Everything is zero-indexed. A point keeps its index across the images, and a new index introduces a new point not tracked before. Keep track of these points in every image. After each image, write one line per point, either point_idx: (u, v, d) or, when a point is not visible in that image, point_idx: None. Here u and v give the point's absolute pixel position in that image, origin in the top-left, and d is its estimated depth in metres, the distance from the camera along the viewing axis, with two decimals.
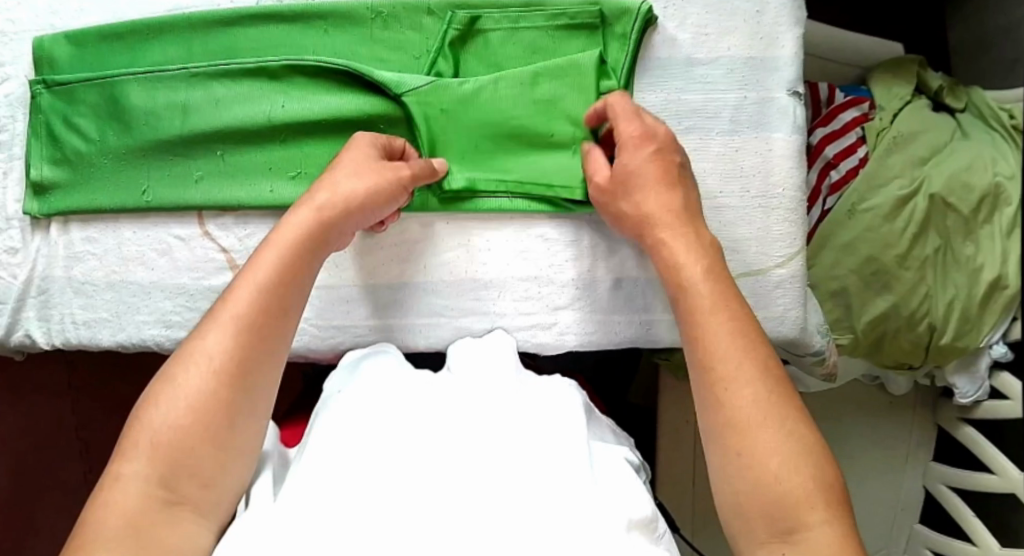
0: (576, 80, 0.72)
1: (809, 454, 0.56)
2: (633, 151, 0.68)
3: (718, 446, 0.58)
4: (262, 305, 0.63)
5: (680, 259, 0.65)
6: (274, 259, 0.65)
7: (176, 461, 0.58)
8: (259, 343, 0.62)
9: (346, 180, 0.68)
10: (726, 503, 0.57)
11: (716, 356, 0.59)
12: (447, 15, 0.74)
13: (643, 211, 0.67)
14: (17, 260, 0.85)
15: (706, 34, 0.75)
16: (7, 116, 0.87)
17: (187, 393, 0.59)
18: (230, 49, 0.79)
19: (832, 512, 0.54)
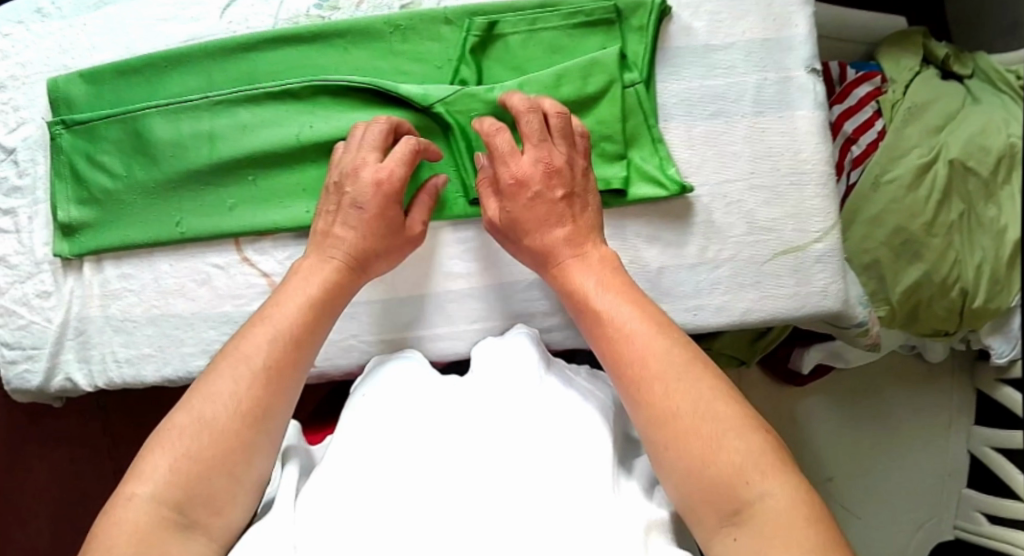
0: (601, 75, 0.73)
1: (740, 429, 0.56)
2: (512, 197, 0.69)
3: (651, 442, 0.58)
4: (288, 344, 0.64)
5: (578, 279, 0.66)
6: (297, 301, 0.67)
7: (192, 488, 0.58)
8: (285, 387, 0.63)
9: (353, 222, 0.70)
10: (674, 493, 0.58)
11: (631, 349, 0.61)
12: (465, 22, 0.75)
13: (543, 237, 0.68)
14: (51, 302, 0.86)
15: (720, 20, 0.76)
16: (28, 159, 0.87)
17: (206, 422, 0.60)
18: (251, 74, 0.79)
19: (772, 482, 0.54)
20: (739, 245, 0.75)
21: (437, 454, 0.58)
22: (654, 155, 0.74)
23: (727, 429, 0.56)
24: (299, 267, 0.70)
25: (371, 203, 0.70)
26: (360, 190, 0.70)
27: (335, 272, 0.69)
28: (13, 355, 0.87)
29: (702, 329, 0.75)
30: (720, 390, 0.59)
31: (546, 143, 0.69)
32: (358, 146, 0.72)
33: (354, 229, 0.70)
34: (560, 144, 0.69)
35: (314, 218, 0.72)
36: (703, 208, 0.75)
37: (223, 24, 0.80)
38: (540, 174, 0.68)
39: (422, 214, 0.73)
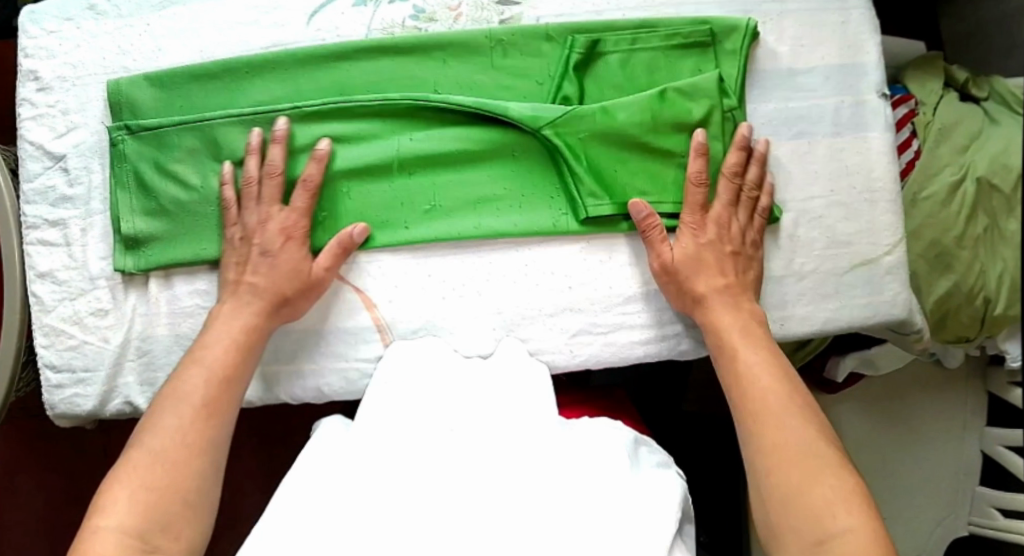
0: (702, 100, 0.76)
1: (833, 473, 0.64)
2: (688, 238, 0.75)
3: (753, 472, 0.67)
4: (212, 384, 0.71)
5: (724, 321, 0.73)
6: (221, 342, 0.73)
7: (148, 516, 0.65)
8: (220, 418, 0.71)
9: (262, 268, 0.75)
10: (764, 521, 0.65)
11: (754, 389, 0.69)
12: (567, 40, 0.76)
13: (704, 283, 0.74)
14: (110, 319, 0.82)
15: (803, 46, 0.79)
16: (81, 167, 0.83)
17: (157, 456, 0.67)
18: (344, 85, 0.78)
19: (854, 519, 0.61)
20: (818, 259, 0.79)
21: (434, 475, 0.66)
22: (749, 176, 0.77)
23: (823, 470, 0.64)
24: (219, 310, 0.75)
25: (290, 253, 0.75)
26: (268, 240, 0.75)
27: (257, 316, 0.75)
28: (60, 378, 0.83)
29: (787, 338, 0.79)
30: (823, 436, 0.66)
31: (731, 212, 0.75)
32: (267, 197, 0.76)
33: (260, 279, 0.75)
34: (741, 215, 0.75)
35: (224, 270, 0.77)
36: (789, 224, 0.78)
37: (312, 32, 0.79)
38: (721, 227, 0.75)
39: (327, 259, 0.75)
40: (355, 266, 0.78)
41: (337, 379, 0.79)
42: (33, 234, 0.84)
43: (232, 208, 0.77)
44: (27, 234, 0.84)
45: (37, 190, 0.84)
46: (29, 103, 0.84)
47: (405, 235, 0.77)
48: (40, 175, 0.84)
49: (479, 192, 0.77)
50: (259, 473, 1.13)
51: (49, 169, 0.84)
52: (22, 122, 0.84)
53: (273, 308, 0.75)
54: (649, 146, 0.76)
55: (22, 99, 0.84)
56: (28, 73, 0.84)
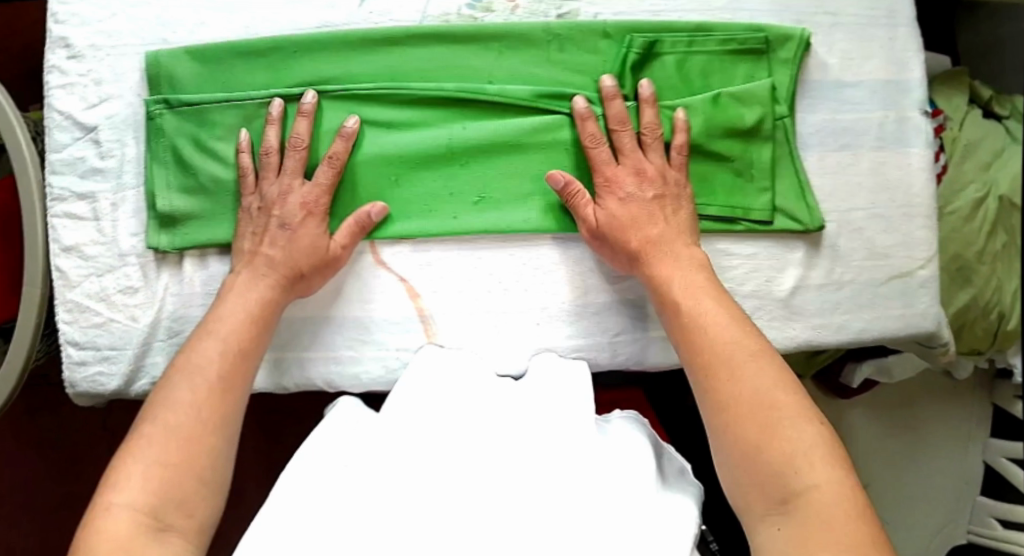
0: (755, 107, 0.77)
1: (798, 424, 0.62)
2: (613, 202, 0.73)
3: (712, 424, 0.65)
4: (229, 357, 0.69)
5: (666, 272, 0.72)
6: (236, 314, 0.72)
7: (162, 494, 0.62)
8: (235, 393, 0.69)
9: (282, 238, 0.74)
10: (731, 480, 0.63)
11: (711, 345, 0.66)
12: (625, 38, 0.76)
13: (639, 234, 0.72)
14: (140, 298, 0.80)
15: (852, 59, 0.80)
16: (113, 140, 0.81)
17: (172, 430, 0.65)
18: (397, 71, 0.77)
19: (818, 471, 0.59)
20: (857, 270, 0.80)
21: (454, 466, 0.66)
22: (796, 184, 0.78)
23: (783, 421, 0.62)
24: (235, 278, 0.74)
25: (309, 229, 0.74)
26: (288, 214, 0.74)
27: (272, 290, 0.73)
28: (84, 355, 0.80)
29: (823, 345, 0.80)
30: (786, 383, 0.64)
31: (639, 154, 0.74)
32: (290, 168, 0.75)
33: (276, 251, 0.74)
34: (653, 152, 0.74)
35: (239, 239, 0.76)
36: (831, 233, 0.80)
37: (365, 14, 0.78)
38: (635, 179, 0.74)
39: (344, 236, 0.75)
40: (386, 251, 0.77)
41: (376, 369, 0.77)
42: (58, 206, 0.81)
43: (250, 176, 0.76)
44: (52, 205, 0.81)
45: (64, 161, 0.81)
46: (58, 70, 0.80)
47: (457, 225, 0.76)
48: (68, 146, 0.81)
49: (531, 187, 0.77)
50: (259, 457, 1.10)
51: (78, 141, 0.81)
52: (50, 91, 0.81)
53: (291, 281, 0.74)
54: (701, 150, 0.77)
55: (51, 66, 0.80)
56: (57, 39, 0.80)
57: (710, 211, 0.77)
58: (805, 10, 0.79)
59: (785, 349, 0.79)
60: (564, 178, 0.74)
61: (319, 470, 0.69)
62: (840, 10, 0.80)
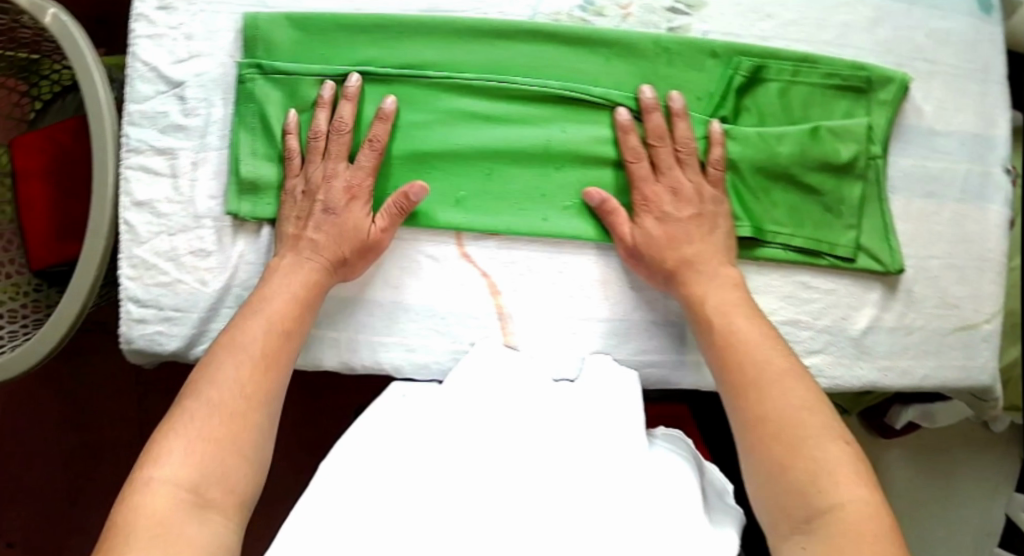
0: (851, 143, 0.77)
1: (822, 442, 0.63)
2: (649, 218, 0.75)
3: (741, 441, 0.66)
4: (274, 336, 0.69)
5: (700, 289, 0.73)
6: (282, 293, 0.71)
7: (203, 470, 0.61)
8: (278, 371, 0.69)
9: (334, 223, 0.74)
10: (758, 496, 0.64)
11: (746, 361, 0.68)
12: (732, 60, 0.76)
13: (674, 252, 0.74)
14: (211, 262, 0.78)
15: (945, 108, 0.81)
16: (200, 98, 0.79)
17: (216, 406, 0.64)
18: (501, 65, 0.77)
19: (844, 490, 0.61)
20: (927, 317, 0.81)
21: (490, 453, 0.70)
22: (880, 225, 0.79)
23: (809, 438, 0.63)
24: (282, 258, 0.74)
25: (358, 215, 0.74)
26: (333, 198, 0.74)
27: (315, 274, 0.73)
28: (144, 314, 0.78)
29: (885, 388, 0.81)
30: (811, 401, 0.66)
31: (676, 171, 0.75)
32: (324, 156, 0.75)
33: (325, 233, 0.74)
34: (690, 170, 0.75)
35: (281, 223, 0.76)
36: (907, 278, 0.81)
37: (475, 4, 0.77)
38: (672, 198, 0.75)
39: (384, 220, 0.74)
40: (470, 245, 0.78)
41: (448, 359, 0.78)
42: (134, 158, 0.79)
43: (295, 159, 0.76)
44: (127, 156, 0.79)
45: (145, 113, 0.79)
46: (147, 20, 0.78)
47: (541, 226, 0.77)
48: (150, 98, 0.79)
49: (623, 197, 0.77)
50: (292, 432, 1.10)
51: (162, 94, 0.79)
52: (135, 40, 0.78)
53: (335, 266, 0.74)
54: (795, 180, 0.77)
55: (138, 14, 0.78)
56: None
57: (799, 241, 0.77)
58: (906, 54, 0.80)
59: (851, 387, 0.80)
60: (601, 196, 0.75)
61: (364, 450, 0.71)
62: (940, 58, 0.81)
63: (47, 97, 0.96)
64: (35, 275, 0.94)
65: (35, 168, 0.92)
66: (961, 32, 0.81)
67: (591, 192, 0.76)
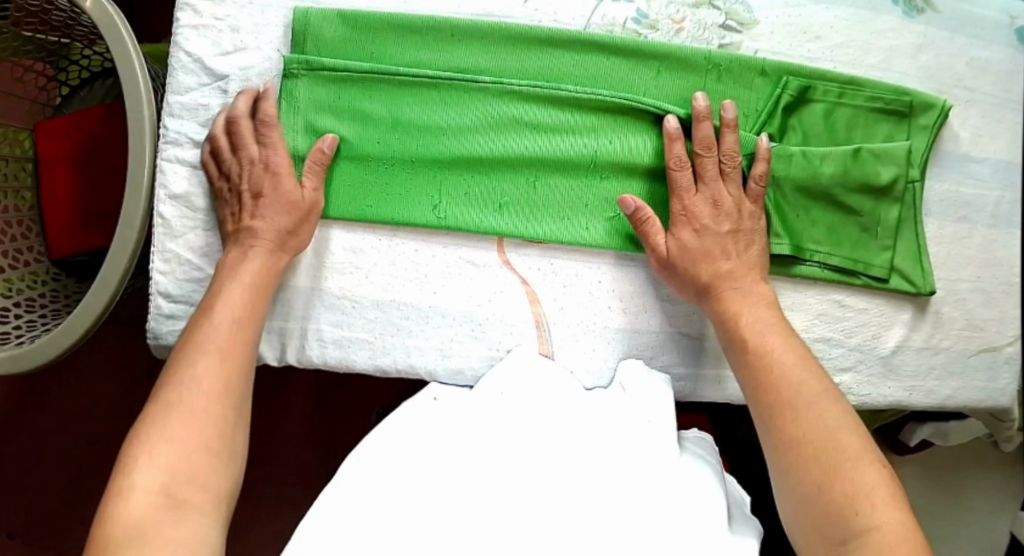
0: (891, 166, 0.78)
1: (860, 467, 0.63)
2: (686, 231, 0.74)
3: (775, 462, 0.66)
4: (229, 330, 0.68)
5: (735, 307, 0.73)
6: (234, 286, 0.70)
7: (175, 471, 0.60)
8: (239, 365, 0.67)
9: (257, 199, 0.73)
10: (793, 518, 0.64)
11: (779, 382, 0.68)
12: (780, 79, 0.77)
13: (711, 266, 0.74)
14: None
15: (981, 136, 0.82)
16: (244, 92, 0.78)
17: (184, 407, 0.63)
18: (551, 72, 0.77)
19: (881, 513, 0.61)
20: (954, 338, 0.82)
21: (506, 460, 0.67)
22: (915, 247, 0.80)
23: (845, 461, 0.63)
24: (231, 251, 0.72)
25: (287, 192, 0.73)
26: (275, 185, 0.73)
27: (261, 266, 0.71)
28: (174, 310, 0.76)
29: (910, 406, 0.82)
30: (841, 421, 0.66)
31: (718, 183, 0.75)
32: (250, 147, 0.74)
33: (274, 220, 0.72)
34: (732, 183, 0.75)
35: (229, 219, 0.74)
36: (937, 300, 0.82)
37: (528, 11, 0.78)
38: (710, 212, 0.75)
39: (310, 179, 0.74)
40: (512, 252, 0.78)
41: (483, 366, 0.77)
42: (172, 150, 0.77)
43: (212, 165, 0.75)
44: (164, 148, 0.77)
45: (185, 105, 0.77)
46: (192, 10, 0.77)
47: (584, 236, 0.77)
48: (192, 90, 0.77)
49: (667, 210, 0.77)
50: (307, 431, 1.10)
51: (204, 87, 0.77)
52: (179, 29, 0.77)
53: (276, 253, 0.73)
54: (836, 200, 0.78)
55: (184, 3, 0.77)
56: None
57: (837, 259, 0.78)
58: (946, 81, 0.82)
59: (878, 405, 0.81)
60: (637, 203, 0.74)
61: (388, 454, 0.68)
62: (977, 87, 0.82)
63: (75, 82, 0.95)
64: (54, 263, 0.92)
65: (61, 155, 0.91)
66: (999, 61, 0.83)
67: (624, 198, 0.74)
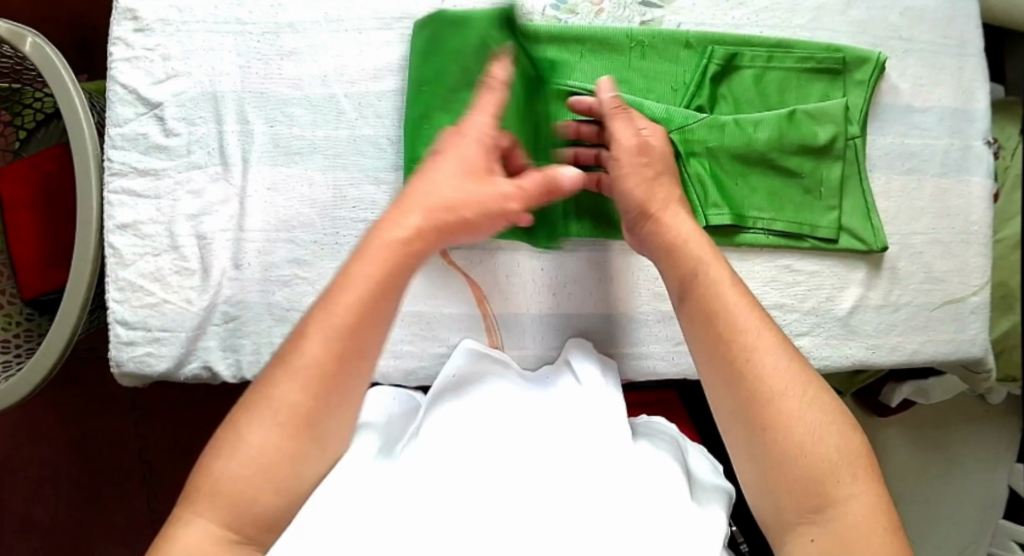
0: (828, 125, 0.77)
1: (840, 430, 0.56)
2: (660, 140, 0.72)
3: (741, 422, 0.57)
4: (335, 354, 0.54)
5: (676, 231, 0.67)
6: (357, 298, 0.55)
7: (238, 510, 0.51)
8: (337, 400, 0.54)
9: (442, 195, 0.59)
10: (751, 482, 0.57)
11: (734, 325, 0.59)
12: (706, 49, 0.77)
13: (647, 188, 0.69)
14: (194, 281, 0.78)
15: (922, 85, 0.81)
16: (180, 118, 0.78)
17: (259, 439, 0.52)
18: None
19: (859, 484, 0.54)
20: (914, 292, 0.81)
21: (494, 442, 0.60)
22: (862, 204, 0.79)
23: (827, 424, 0.55)
24: (385, 239, 0.57)
25: (439, 194, 0.59)
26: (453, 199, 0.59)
27: (389, 268, 0.56)
28: (133, 336, 0.78)
29: (874, 367, 0.80)
30: (808, 376, 0.57)
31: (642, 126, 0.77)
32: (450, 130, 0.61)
33: (423, 227, 0.58)
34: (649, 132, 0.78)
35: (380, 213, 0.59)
36: (891, 255, 0.80)
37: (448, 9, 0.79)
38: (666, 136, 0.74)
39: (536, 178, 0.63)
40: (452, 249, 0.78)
41: (435, 363, 0.78)
42: (117, 181, 0.78)
43: None
44: (110, 180, 0.78)
45: (126, 136, 0.78)
46: (124, 43, 0.78)
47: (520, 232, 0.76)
48: (131, 121, 0.78)
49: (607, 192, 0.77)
50: None
51: (141, 116, 0.79)
52: (114, 63, 0.78)
53: (412, 257, 0.58)
54: (773, 164, 0.77)
55: (116, 37, 0.78)
56: (124, 11, 0.78)
57: (780, 224, 0.78)
58: (881, 34, 0.81)
59: (840, 367, 0.79)
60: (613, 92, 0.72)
61: None
62: (913, 36, 0.81)
63: (30, 125, 0.97)
64: (26, 304, 0.94)
65: (22, 199, 0.93)
66: (934, 9, 0.81)
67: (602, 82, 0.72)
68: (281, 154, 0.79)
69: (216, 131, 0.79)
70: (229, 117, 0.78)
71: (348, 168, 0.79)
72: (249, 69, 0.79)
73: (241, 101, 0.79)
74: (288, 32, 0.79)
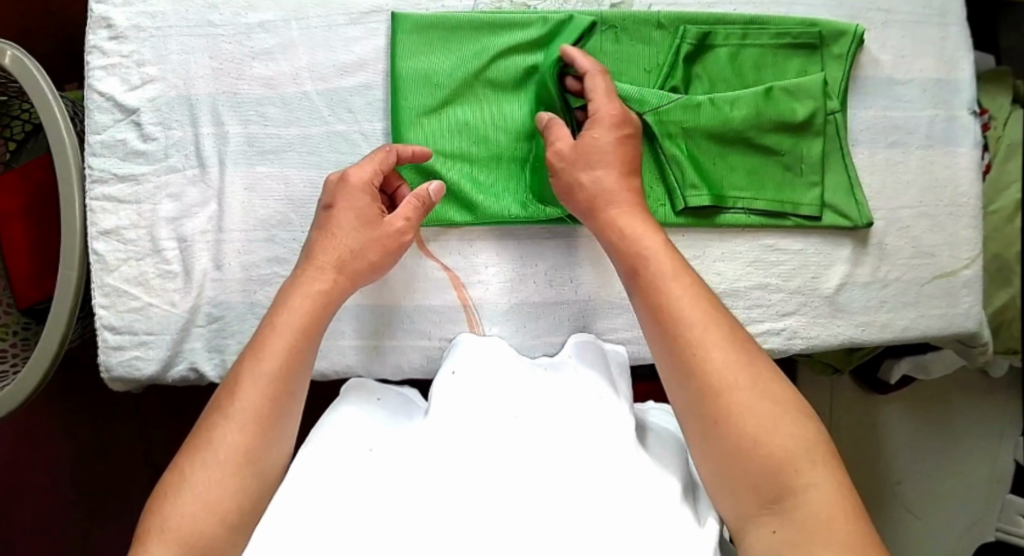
0: (807, 101, 0.76)
1: (791, 419, 0.57)
2: (604, 129, 0.71)
3: (696, 416, 0.59)
4: (273, 394, 0.63)
5: (631, 228, 0.68)
6: (287, 342, 0.65)
7: (188, 544, 0.57)
8: (273, 437, 0.63)
9: (338, 246, 0.71)
10: (711, 477, 0.58)
11: (678, 321, 0.61)
12: (678, 29, 0.76)
13: (597, 184, 0.70)
14: (176, 284, 0.79)
15: (903, 56, 0.80)
16: (157, 123, 0.79)
17: (201, 480, 0.59)
18: (469, 58, 0.76)
19: (819, 470, 0.55)
20: (903, 268, 0.79)
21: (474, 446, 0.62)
22: (845, 179, 0.78)
23: (780, 413, 0.57)
24: (289, 302, 0.68)
25: (341, 244, 0.71)
26: (355, 251, 0.71)
27: (306, 311, 0.67)
28: (120, 340, 0.78)
29: (863, 344, 0.79)
30: (756, 369, 0.59)
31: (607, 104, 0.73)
32: (332, 191, 0.72)
33: (338, 280, 0.70)
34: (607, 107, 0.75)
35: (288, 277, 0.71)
36: (878, 231, 0.79)
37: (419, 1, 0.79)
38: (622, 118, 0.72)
39: (408, 212, 0.72)
40: (431, 241, 0.78)
41: (420, 357, 0.78)
42: (98, 188, 0.79)
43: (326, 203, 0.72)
44: (91, 188, 0.79)
45: (105, 143, 0.79)
46: (100, 51, 0.79)
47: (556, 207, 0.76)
48: (109, 127, 0.79)
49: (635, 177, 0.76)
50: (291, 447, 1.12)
51: (119, 123, 0.79)
52: (91, 71, 0.79)
53: (327, 308, 0.69)
54: (752, 142, 0.76)
55: (91, 46, 0.79)
56: (99, 19, 0.79)
57: (762, 204, 0.76)
58: (858, 6, 0.79)
59: (830, 346, 0.78)
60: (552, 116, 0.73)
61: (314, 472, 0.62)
62: (892, 6, 0.80)
63: (20, 136, 0.97)
64: (23, 313, 0.94)
65: (14, 209, 0.92)
66: None
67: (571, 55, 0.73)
68: (256, 154, 0.79)
69: (193, 134, 0.79)
70: (205, 119, 0.79)
71: (323, 166, 0.79)
72: (221, 71, 0.79)
73: (216, 103, 0.79)
74: (258, 31, 0.79)
